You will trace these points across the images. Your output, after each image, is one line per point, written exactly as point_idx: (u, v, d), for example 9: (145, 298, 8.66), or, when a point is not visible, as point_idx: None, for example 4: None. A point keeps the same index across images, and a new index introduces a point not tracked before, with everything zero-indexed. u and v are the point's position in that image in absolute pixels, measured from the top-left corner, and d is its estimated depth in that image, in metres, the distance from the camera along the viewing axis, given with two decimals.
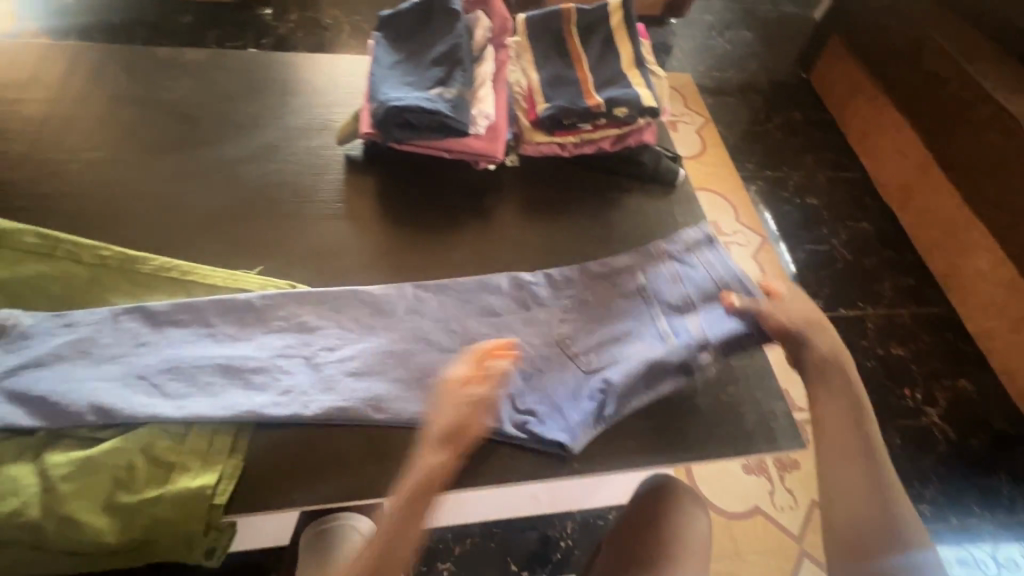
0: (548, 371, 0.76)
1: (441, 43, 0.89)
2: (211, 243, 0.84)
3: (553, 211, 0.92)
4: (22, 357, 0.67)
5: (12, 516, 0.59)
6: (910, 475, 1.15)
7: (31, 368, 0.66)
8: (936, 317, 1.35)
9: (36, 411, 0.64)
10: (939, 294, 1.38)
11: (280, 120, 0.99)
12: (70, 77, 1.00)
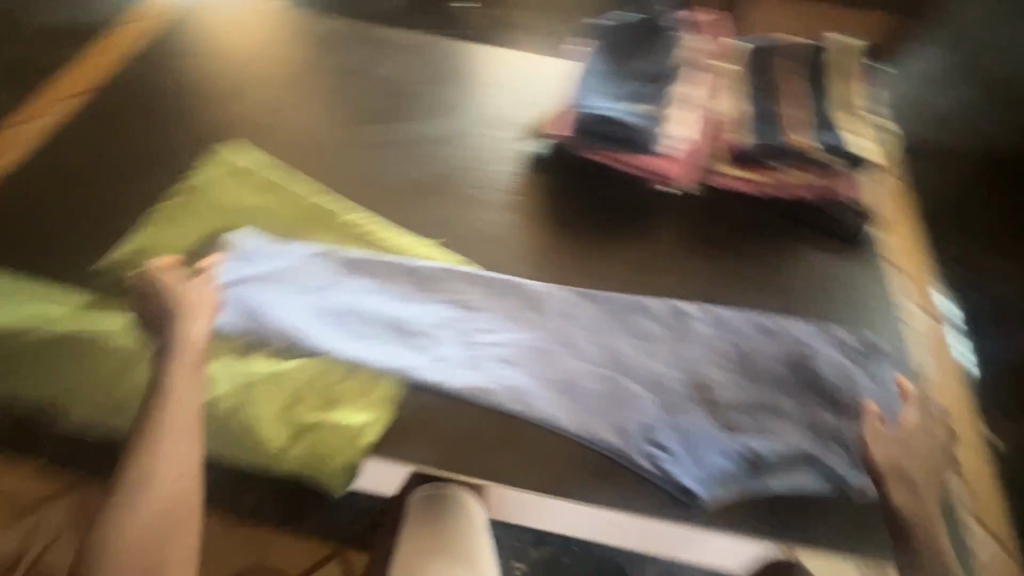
0: (689, 411, 0.73)
1: (651, 67, 0.98)
2: (398, 208, 0.93)
3: (722, 248, 0.89)
4: (244, 270, 0.80)
5: (214, 403, 0.71)
6: None
7: (252, 281, 0.79)
8: None
9: (251, 319, 0.76)
10: None
11: (474, 107, 1.07)
12: (315, 45, 1.16)
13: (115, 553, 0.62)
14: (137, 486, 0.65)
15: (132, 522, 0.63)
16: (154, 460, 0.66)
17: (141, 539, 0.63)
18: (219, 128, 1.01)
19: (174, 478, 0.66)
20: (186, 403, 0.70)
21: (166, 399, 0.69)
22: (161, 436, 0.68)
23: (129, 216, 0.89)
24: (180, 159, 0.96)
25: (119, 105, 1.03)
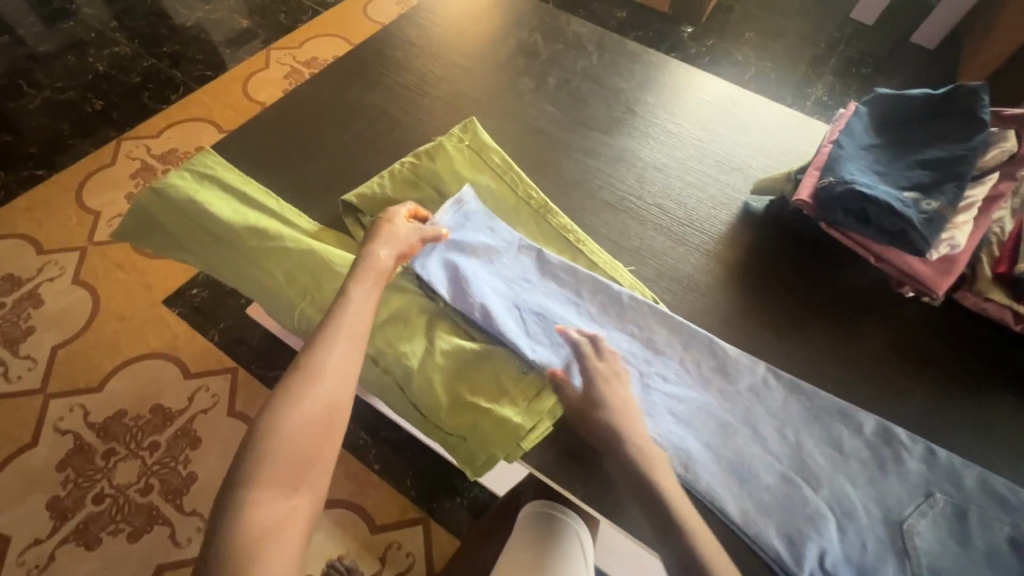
0: (876, 552, 0.63)
1: (942, 148, 0.78)
2: (603, 224, 0.92)
3: (951, 377, 0.77)
4: (456, 231, 0.82)
5: (402, 355, 0.73)
6: None
7: (460, 246, 0.80)
8: None
9: (450, 284, 0.77)
10: None
11: (700, 143, 1.03)
12: (558, 42, 1.18)
13: (272, 443, 0.53)
14: (302, 377, 0.57)
15: (295, 411, 0.55)
16: (320, 358, 0.59)
17: (298, 434, 0.54)
18: (455, 99, 1.07)
19: (339, 378, 0.58)
20: (357, 316, 0.64)
21: (340, 307, 0.64)
22: (331, 336, 0.61)
23: (367, 159, 0.97)
24: (419, 120, 1.04)
25: (377, 57, 1.14)
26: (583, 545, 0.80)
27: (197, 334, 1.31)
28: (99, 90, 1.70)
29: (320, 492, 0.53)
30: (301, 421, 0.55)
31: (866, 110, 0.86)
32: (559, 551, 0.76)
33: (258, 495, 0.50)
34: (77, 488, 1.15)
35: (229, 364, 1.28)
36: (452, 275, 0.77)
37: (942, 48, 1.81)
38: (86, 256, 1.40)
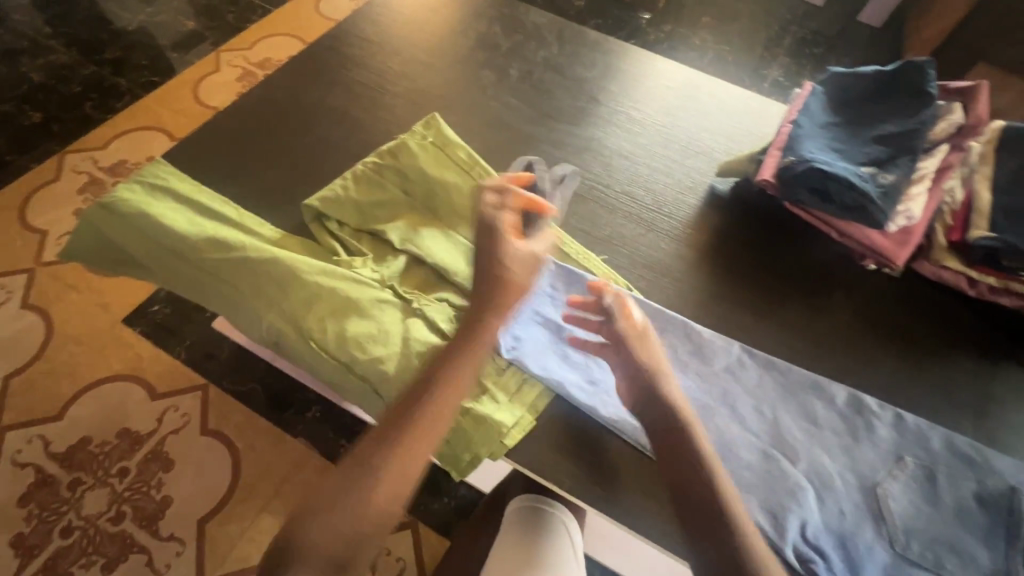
0: (852, 519, 0.65)
1: (895, 122, 0.80)
2: (572, 214, 0.91)
3: (914, 344, 0.80)
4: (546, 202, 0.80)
5: (376, 360, 0.71)
6: None
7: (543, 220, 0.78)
8: None
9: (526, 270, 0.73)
10: None
11: (665, 128, 1.04)
12: (517, 33, 1.17)
13: (323, 535, 0.56)
14: (364, 463, 0.60)
15: (355, 511, 0.58)
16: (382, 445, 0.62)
17: (340, 526, 0.57)
18: (417, 96, 1.05)
19: (401, 482, 0.60)
20: (429, 410, 0.64)
21: (418, 394, 0.65)
22: (399, 423, 0.63)
23: (328, 160, 0.94)
24: (381, 118, 1.01)
25: (333, 54, 1.10)
26: (572, 541, 0.80)
27: (161, 352, 1.26)
28: (38, 101, 1.60)
29: None
30: (349, 513, 0.58)
31: (822, 89, 0.88)
32: (547, 542, 0.76)
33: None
34: (42, 523, 1.09)
35: (199, 381, 1.23)
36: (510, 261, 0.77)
37: (888, 27, 1.87)
38: (34, 278, 1.33)
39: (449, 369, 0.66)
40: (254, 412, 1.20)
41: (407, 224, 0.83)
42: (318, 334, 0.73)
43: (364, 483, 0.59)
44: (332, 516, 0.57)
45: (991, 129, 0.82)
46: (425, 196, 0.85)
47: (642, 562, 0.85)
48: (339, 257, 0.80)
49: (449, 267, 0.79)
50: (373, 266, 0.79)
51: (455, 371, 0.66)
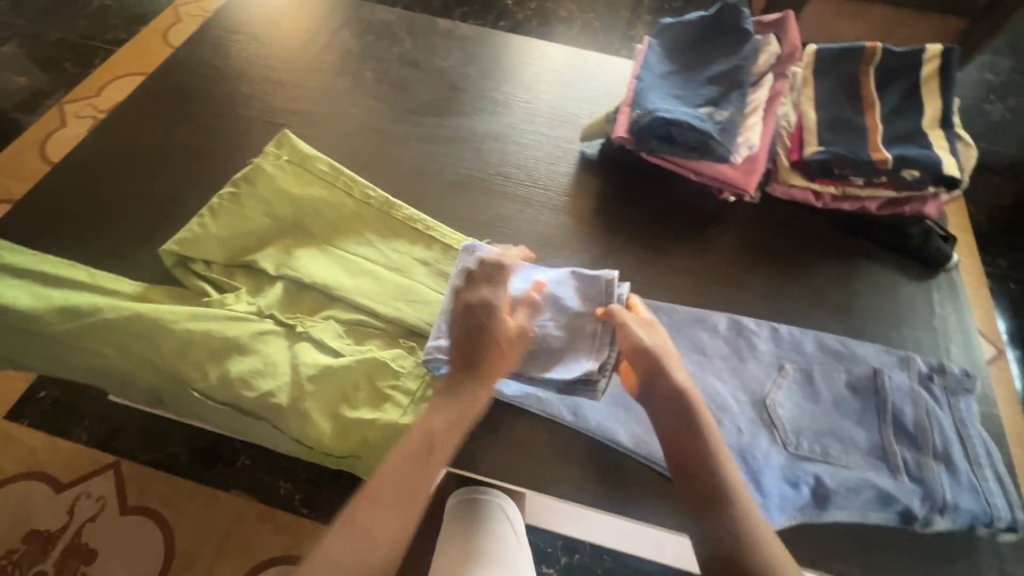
0: (748, 433, 0.70)
1: (722, 62, 0.86)
2: (451, 206, 0.91)
3: (780, 260, 0.87)
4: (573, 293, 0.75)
5: (267, 395, 0.69)
6: None
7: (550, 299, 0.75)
8: None
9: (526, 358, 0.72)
10: None
11: (528, 104, 1.05)
12: (367, 34, 1.14)
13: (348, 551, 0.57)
14: (360, 516, 0.60)
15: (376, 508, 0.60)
16: (381, 494, 0.61)
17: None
18: (273, 116, 1.01)
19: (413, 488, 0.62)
20: (416, 455, 0.63)
21: (411, 441, 0.64)
22: (393, 470, 0.62)
23: (186, 199, 0.89)
24: (239, 144, 0.96)
25: (174, 87, 1.03)
26: (514, 525, 0.80)
27: (55, 440, 1.14)
28: None
29: None
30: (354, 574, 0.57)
31: (658, 41, 0.91)
32: (485, 531, 0.76)
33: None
34: None
35: (106, 460, 1.13)
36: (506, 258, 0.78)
37: None
38: None
39: (440, 415, 0.66)
40: (175, 477, 1.11)
41: (280, 249, 0.80)
42: (201, 383, 0.69)
43: (369, 543, 0.58)
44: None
45: (807, 53, 0.89)
46: (292, 215, 0.82)
47: (592, 519, 0.85)
48: (209, 297, 0.76)
49: (329, 282, 0.77)
50: (248, 299, 0.76)
51: (453, 414, 0.66)
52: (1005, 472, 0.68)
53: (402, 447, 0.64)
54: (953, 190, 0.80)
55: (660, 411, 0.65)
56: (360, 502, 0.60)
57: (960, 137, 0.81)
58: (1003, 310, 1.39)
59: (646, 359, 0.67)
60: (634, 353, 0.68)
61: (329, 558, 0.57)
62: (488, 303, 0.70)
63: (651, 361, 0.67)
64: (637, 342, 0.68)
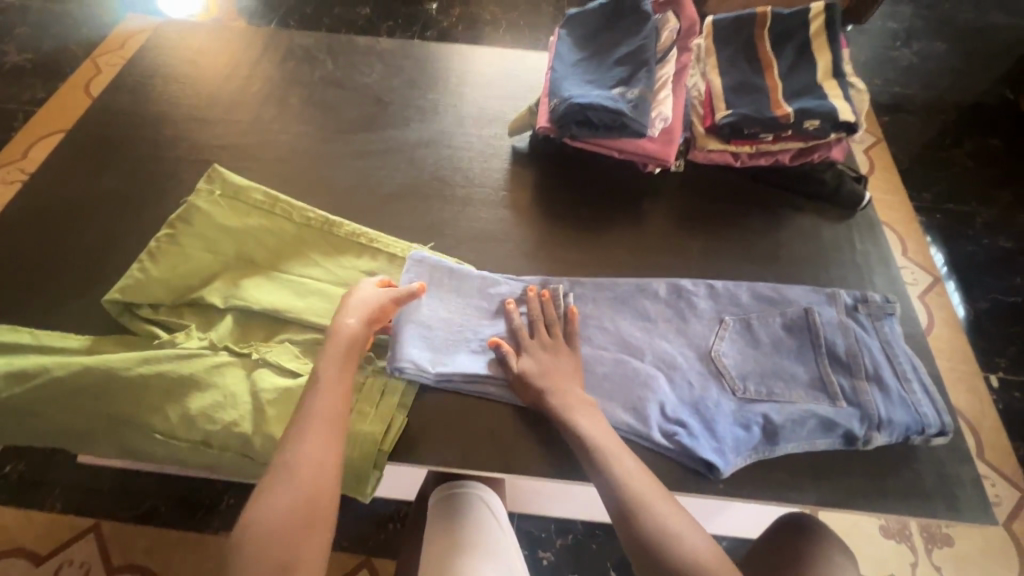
0: (698, 386, 0.74)
1: (626, 43, 0.90)
2: (391, 217, 0.93)
3: (710, 221, 0.92)
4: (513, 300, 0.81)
5: (231, 425, 0.70)
6: None
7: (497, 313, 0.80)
8: None
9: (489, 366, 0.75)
10: None
11: (456, 108, 1.08)
12: (286, 60, 1.15)
13: (275, 496, 0.58)
14: (284, 457, 0.61)
15: (296, 454, 0.61)
16: (298, 434, 0.62)
17: (290, 526, 0.57)
18: (204, 153, 1.01)
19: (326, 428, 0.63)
20: (326, 398, 0.65)
21: (314, 384, 0.66)
22: (303, 411, 0.64)
23: (126, 248, 0.89)
24: (173, 186, 0.96)
25: (100, 138, 1.02)
26: (493, 510, 0.83)
27: (28, 511, 1.09)
28: None
29: (313, 535, 0.58)
30: (295, 505, 0.58)
31: (566, 31, 0.96)
32: (467, 522, 0.79)
33: (261, 536, 0.56)
34: None
35: (84, 524, 1.09)
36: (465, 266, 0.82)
37: None
38: None
39: (330, 357, 0.68)
40: (160, 529, 1.09)
41: (226, 281, 0.80)
42: (164, 424, 0.70)
43: (299, 477, 0.60)
44: (273, 518, 0.57)
45: (705, 26, 0.94)
46: (233, 247, 0.82)
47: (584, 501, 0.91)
48: (159, 339, 0.76)
49: (279, 306, 0.77)
50: (199, 335, 0.76)
51: (340, 350, 0.69)
52: (930, 382, 0.74)
53: (305, 389, 0.66)
54: (852, 133, 0.86)
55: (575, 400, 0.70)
56: (283, 447, 0.62)
57: (852, 84, 0.88)
58: (935, 239, 1.48)
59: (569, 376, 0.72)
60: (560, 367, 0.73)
61: (265, 509, 0.58)
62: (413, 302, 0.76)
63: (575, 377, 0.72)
64: (568, 360, 0.74)
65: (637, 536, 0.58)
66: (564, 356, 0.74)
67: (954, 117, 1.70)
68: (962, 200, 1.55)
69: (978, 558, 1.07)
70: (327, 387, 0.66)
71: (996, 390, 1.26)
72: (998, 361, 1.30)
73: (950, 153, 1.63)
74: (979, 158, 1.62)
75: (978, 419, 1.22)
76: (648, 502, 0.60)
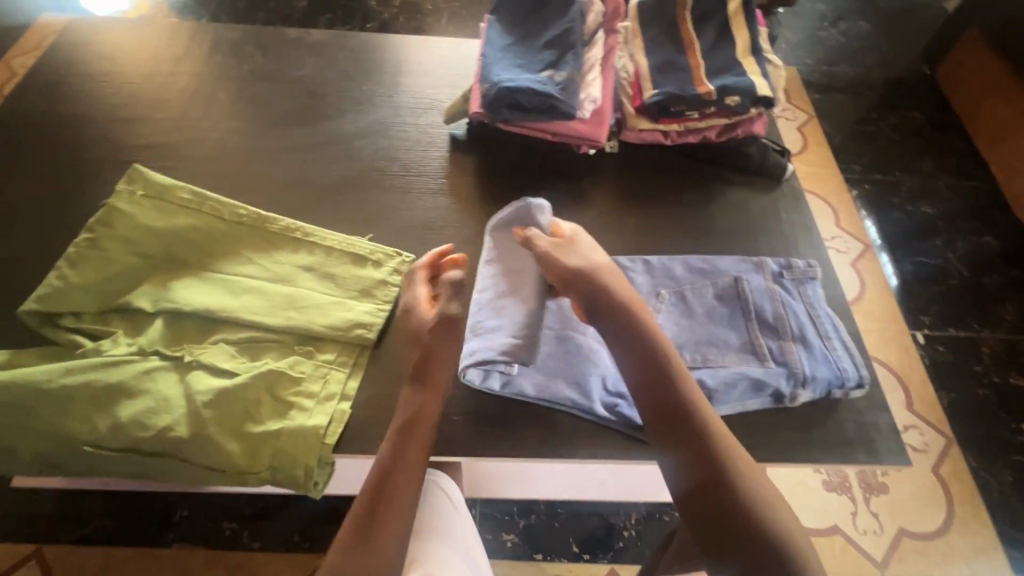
0: None
1: (554, 27, 0.91)
2: (328, 211, 0.92)
3: (645, 199, 0.94)
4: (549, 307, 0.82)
5: (166, 431, 0.68)
6: (979, 494, 1.17)
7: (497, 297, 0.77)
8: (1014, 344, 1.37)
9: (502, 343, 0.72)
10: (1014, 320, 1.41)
11: (392, 98, 1.07)
12: (212, 54, 1.11)
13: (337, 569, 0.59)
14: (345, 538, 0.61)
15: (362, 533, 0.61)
16: (362, 515, 0.62)
17: None
18: (127, 154, 0.96)
19: (391, 509, 0.62)
20: (397, 475, 0.64)
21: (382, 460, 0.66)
22: (370, 488, 0.64)
23: (45, 257, 0.84)
24: (94, 190, 0.92)
25: (11, 143, 0.96)
26: (449, 495, 0.82)
27: None
28: None
29: None
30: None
31: (496, 16, 0.95)
32: (423, 508, 0.79)
33: None
34: None
35: (24, 550, 1.03)
36: (553, 230, 0.80)
37: None
38: None
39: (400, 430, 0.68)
40: (106, 548, 1.04)
41: (153, 284, 0.77)
42: (94, 434, 0.68)
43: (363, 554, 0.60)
44: None
45: (629, 8, 0.96)
46: (160, 249, 0.79)
47: (543, 482, 0.94)
48: (83, 348, 0.73)
49: (210, 306, 0.75)
50: (127, 342, 0.73)
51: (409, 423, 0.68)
52: (850, 340, 0.79)
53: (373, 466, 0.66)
54: (770, 108, 0.90)
55: (602, 319, 0.72)
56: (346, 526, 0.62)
57: (769, 60, 0.92)
58: (864, 209, 1.56)
59: (576, 277, 0.74)
60: (560, 269, 0.74)
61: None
62: (535, 284, 0.76)
63: (581, 277, 0.74)
64: (562, 257, 0.75)
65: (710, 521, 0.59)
66: (561, 256, 0.75)
67: (878, 92, 1.79)
68: (887, 170, 1.64)
69: (910, 502, 1.14)
70: (397, 464, 0.65)
71: (922, 345, 1.35)
72: (924, 319, 1.39)
73: (876, 127, 1.72)
74: (903, 130, 1.71)
75: (906, 374, 1.31)
76: (713, 492, 0.60)
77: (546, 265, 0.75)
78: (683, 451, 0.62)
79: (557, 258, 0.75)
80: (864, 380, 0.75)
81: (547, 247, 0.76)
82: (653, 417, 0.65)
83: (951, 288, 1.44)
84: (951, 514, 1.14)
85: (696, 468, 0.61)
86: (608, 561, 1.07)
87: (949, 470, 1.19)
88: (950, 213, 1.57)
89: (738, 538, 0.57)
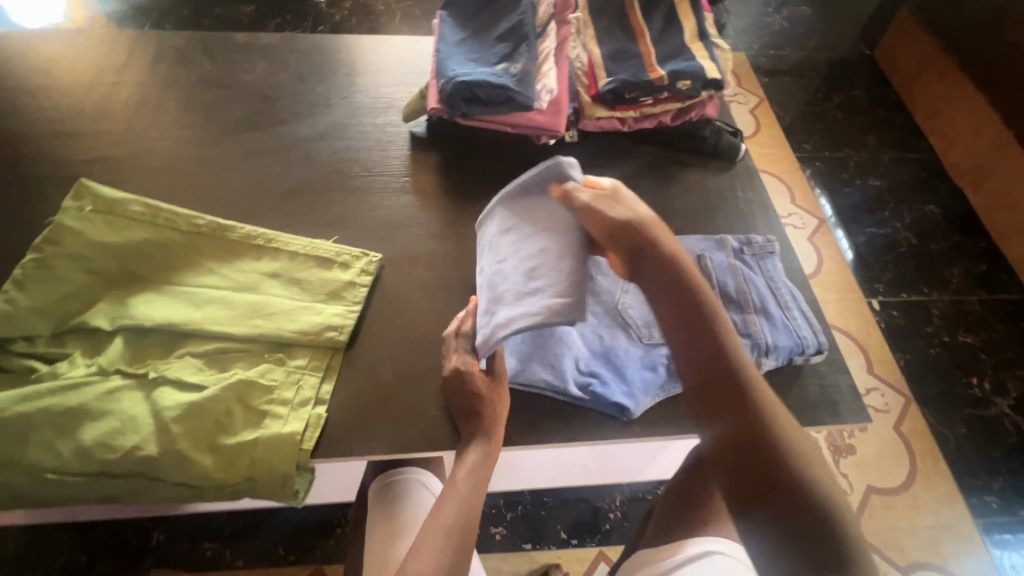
0: (611, 338, 0.80)
1: (506, 20, 0.92)
2: (290, 216, 0.90)
3: None
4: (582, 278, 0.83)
5: (134, 450, 0.66)
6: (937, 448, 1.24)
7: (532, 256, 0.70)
8: (960, 304, 1.45)
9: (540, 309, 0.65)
10: (959, 281, 1.49)
11: (349, 99, 1.05)
12: (157, 61, 1.07)
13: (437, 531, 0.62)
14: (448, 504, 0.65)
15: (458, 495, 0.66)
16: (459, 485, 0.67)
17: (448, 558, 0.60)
18: (72, 170, 0.92)
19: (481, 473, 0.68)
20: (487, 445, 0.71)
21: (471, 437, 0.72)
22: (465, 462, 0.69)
23: None
24: (38, 209, 0.88)
25: None
26: (436, 493, 0.82)
27: None
28: None
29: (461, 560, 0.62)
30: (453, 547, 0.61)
31: (449, 12, 0.96)
32: (408, 507, 0.79)
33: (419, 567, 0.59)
34: None
35: None
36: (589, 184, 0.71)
37: None
38: None
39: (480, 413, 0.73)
40: None
41: (109, 301, 0.74)
42: (57, 460, 0.65)
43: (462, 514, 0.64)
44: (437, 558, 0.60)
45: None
46: (114, 265, 0.77)
47: (527, 471, 0.96)
48: (38, 373, 0.70)
49: (173, 320, 0.73)
50: (86, 363, 0.70)
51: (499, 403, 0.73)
52: (808, 310, 0.82)
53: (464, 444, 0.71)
54: (720, 90, 0.92)
55: (650, 283, 0.63)
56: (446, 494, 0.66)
57: (716, 44, 0.94)
58: (816, 185, 1.63)
59: (624, 232, 0.65)
60: (606, 222, 0.66)
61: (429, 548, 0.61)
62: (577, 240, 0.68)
63: (629, 232, 0.65)
64: (607, 211, 0.66)
65: (763, 508, 0.53)
66: (606, 209, 0.67)
67: (824, 73, 1.86)
68: (836, 147, 1.71)
69: (875, 460, 1.20)
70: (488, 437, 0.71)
71: (878, 311, 1.42)
72: (877, 286, 1.46)
73: (823, 106, 1.79)
74: (848, 107, 1.79)
75: (865, 339, 1.37)
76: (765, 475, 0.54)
77: (589, 218, 0.67)
78: (731, 423, 0.56)
79: (604, 212, 0.66)
80: (823, 346, 0.79)
81: (591, 199, 0.67)
82: (703, 388, 0.58)
83: (900, 256, 1.52)
84: (913, 468, 1.20)
85: (748, 444, 0.55)
86: (596, 543, 1.09)
87: (910, 427, 1.26)
88: (895, 184, 1.65)
89: (793, 520, 0.52)
